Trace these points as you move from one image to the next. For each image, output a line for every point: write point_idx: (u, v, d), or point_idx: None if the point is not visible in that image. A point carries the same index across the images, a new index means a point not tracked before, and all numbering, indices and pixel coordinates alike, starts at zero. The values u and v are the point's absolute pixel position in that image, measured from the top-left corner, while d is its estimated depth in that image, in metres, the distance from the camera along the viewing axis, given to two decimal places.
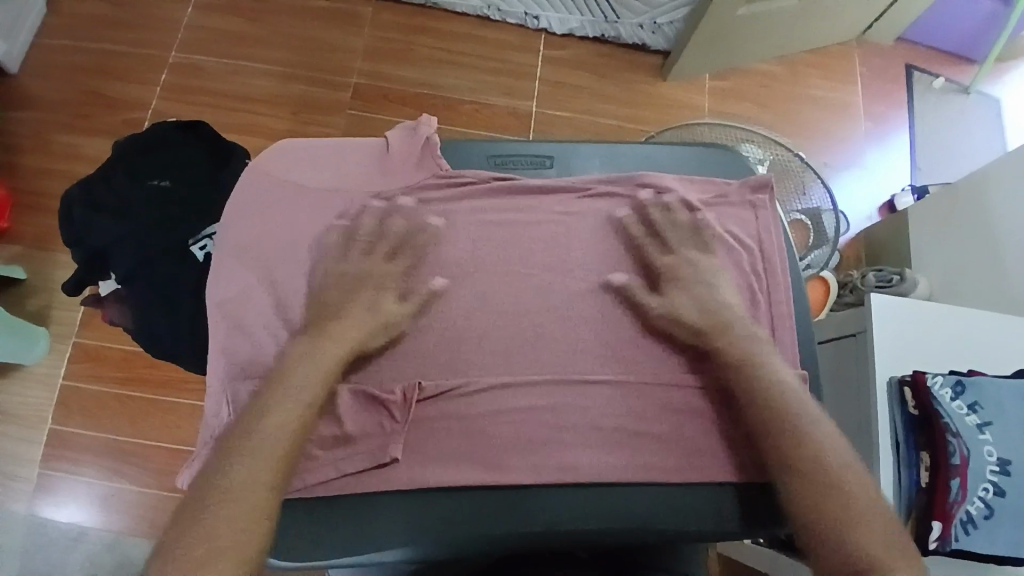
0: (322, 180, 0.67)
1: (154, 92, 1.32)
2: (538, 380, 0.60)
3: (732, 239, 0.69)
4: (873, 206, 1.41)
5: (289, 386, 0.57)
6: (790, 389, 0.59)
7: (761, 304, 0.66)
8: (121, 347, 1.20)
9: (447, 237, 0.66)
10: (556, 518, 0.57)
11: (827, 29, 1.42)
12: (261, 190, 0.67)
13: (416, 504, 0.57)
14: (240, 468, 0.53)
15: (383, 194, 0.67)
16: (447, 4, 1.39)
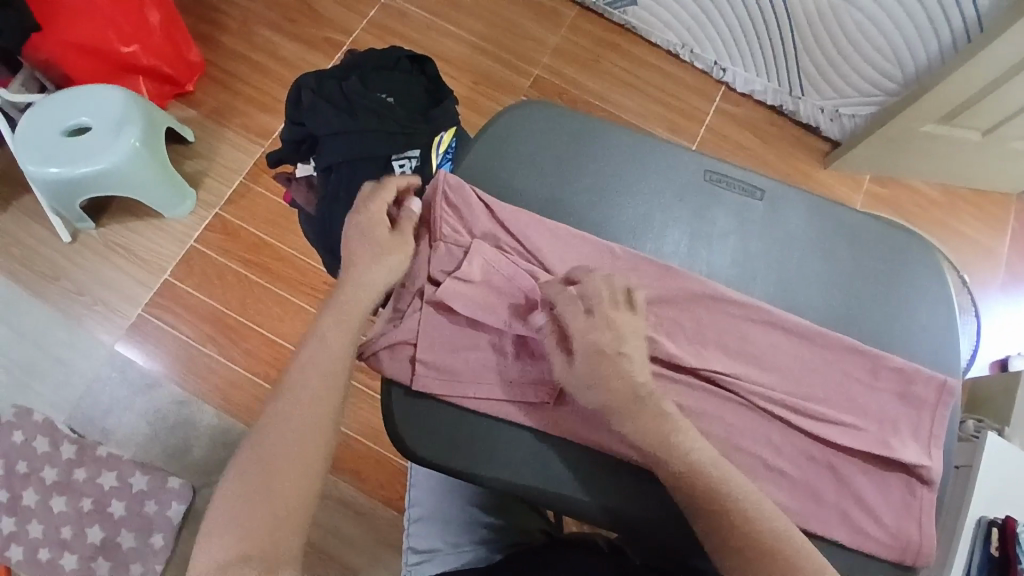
0: (547, 148, 0.72)
1: (359, 21, 1.40)
2: (694, 384, 0.64)
3: (892, 387, 0.66)
4: (988, 359, 1.38)
5: (304, 376, 0.60)
6: (728, 478, 0.57)
7: (928, 406, 0.65)
8: (255, 232, 1.26)
9: (643, 234, 0.71)
10: (663, 514, 0.64)
11: (996, 175, 1.41)
12: (498, 135, 0.73)
13: (547, 442, 0.64)
14: (284, 422, 0.58)
15: (601, 175, 0.72)
16: (644, 32, 1.43)
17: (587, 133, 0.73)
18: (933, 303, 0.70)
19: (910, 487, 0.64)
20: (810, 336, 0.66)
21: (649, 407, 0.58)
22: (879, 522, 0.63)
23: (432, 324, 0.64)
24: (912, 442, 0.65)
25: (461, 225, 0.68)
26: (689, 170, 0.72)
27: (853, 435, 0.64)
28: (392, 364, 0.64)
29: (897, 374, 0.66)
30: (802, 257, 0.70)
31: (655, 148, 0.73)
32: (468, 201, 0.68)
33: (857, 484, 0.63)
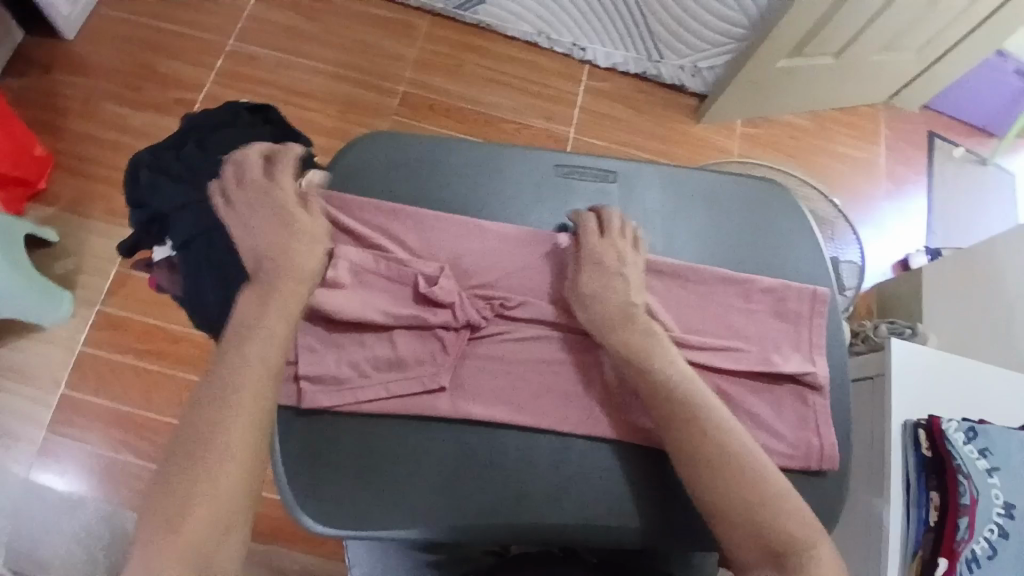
0: (396, 180, 0.71)
1: (208, 76, 1.35)
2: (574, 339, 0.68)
3: (764, 308, 0.70)
4: (888, 264, 1.46)
5: (225, 409, 0.55)
6: (703, 395, 0.61)
7: (804, 318, 0.70)
8: (146, 319, 1.20)
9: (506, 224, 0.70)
10: (571, 518, 0.63)
11: (858, 91, 1.48)
12: (342, 176, 0.71)
13: (449, 428, 0.65)
14: (210, 463, 0.53)
15: (457, 197, 0.71)
16: (499, 27, 1.43)
17: (433, 147, 0.73)
18: (793, 245, 0.74)
19: (804, 401, 0.67)
20: (688, 280, 0.70)
21: (637, 324, 0.64)
22: (783, 442, 0.66)
23: (310, 341, 0.64)
24: (795, 354, 0.68)
25: (315, 234, 0.67)
26: (541, 169, 0.73)
27: (742, 360, 0.67)
28: (275, 392, 0.63)
29: (768, 295, 0.70)
30: (665, 228, 0.73)
31: (503, 149, 0.73)
32: (315, 211, 0.67)
33: (753, 400, 0.66)
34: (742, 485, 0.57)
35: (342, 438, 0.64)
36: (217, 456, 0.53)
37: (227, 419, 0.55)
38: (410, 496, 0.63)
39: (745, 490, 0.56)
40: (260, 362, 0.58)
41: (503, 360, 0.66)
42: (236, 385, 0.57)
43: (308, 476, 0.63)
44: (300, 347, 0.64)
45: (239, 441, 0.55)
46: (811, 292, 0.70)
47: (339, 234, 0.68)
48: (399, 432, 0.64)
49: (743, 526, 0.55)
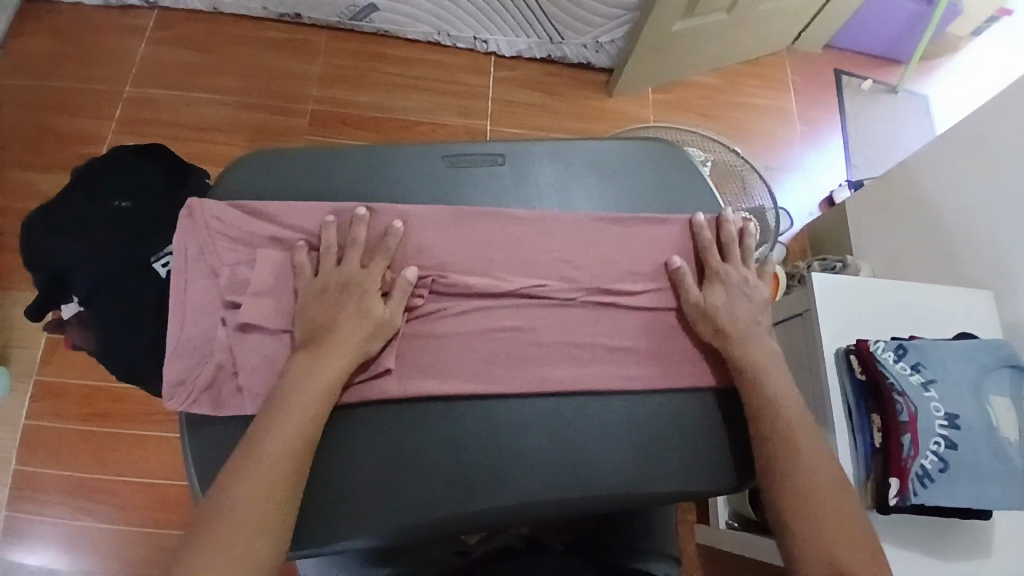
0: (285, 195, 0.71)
1: (110, 127, 1.32)
2: (499, 309, 0.68)
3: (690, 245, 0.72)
4: (815, 204, 1.49)
5: (277, 419, 0.57)
6: (796, 417, 0.64)
7: (729, 247, 0.73)
8: (83, 381, 1.18)
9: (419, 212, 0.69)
10: (523, 496, 0.63)
11: (759, 41, 1.52)
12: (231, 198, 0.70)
13: (400, 413, 0.65)
14: (253, 470, 0.54)
15: (354, 197, 0.71)
16: (397, 33, 1.43)
17: (319, 160, 0.72)
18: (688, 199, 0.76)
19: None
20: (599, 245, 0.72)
21: (751, 341, 0.67)
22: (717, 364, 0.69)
23: (241, 345, 0.64)
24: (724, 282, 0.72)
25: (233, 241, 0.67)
26: (431, 163, 0.73)
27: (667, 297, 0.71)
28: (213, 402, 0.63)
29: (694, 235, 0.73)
30: (561, 200, 0.74)
31: (389, 153, 0.73)
32: (230, 221, 0.67)
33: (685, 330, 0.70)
34: (822, 508, 0.58)
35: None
36: (258, 463, 0.54)
37: (279, 427, 0.57)
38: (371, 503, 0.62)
39: (818, 513, 0.57)
40: (324, 374, 0.60)
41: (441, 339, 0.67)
42: (299, 394, 0.59)
43: None
44: (237, 349, 0.64)
45: (283, 459, 0.55)
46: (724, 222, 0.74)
47: (260, 239, 0.67)
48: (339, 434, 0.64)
49: (813, 543, 0.56)
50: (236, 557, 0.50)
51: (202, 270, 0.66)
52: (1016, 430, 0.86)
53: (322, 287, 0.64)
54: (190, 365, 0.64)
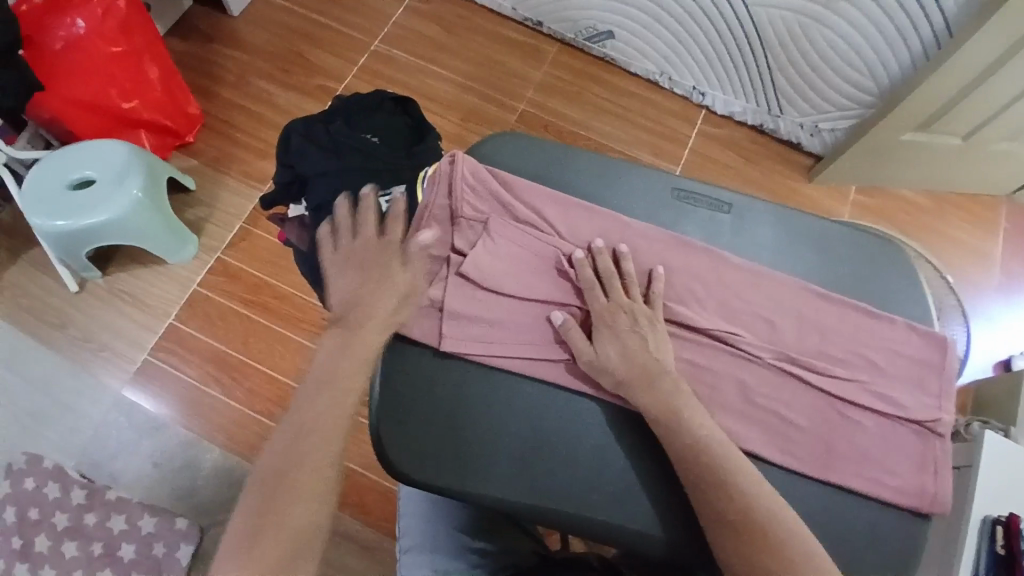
0: (522, 174, 0.77)
1: (350, 69, 1.47)
2: (696, 342, 0.70)
3: (893, 351, 0.70)
4: (988, 361, 1.38)
5: (337, 368, 0.64)
6: (781, 524, 0.58)
7: (934, 365, 0.70)
8: (256, 273, 1.31)
9: (647, 228, 0.73)
10: (620, 518, 0.67)
11: (981, 179, 1.43)
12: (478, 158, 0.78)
13: (556, 397, 0.70)
14: (310, 417, 0.61)
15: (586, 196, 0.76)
16: (623, 63, 1.49)
17: (559, 155, 0.79)
18: (899, 305, 0.74)
19: (923, 437, 0.67)
20: (800, 316, 0.70)
21: (660, 386, 0.65)
22: (893, 473, 0.66)
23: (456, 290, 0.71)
24: (917, 397, 0.69)
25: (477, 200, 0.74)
26: (659, 189, 0.76)
27: (851, 389, 0.68)
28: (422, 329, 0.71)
29: (902, 345, 0.70)
30: (772, 262, 0.74)
31: (624, 170, 0.78)
32: (479, 181, 0.74)
33: (863, 426, 0.67)
34: None
35: (428, 388, 0.70)
36: (314, 411, 0.62)
37: (336, 379, 0.63)
38: (474, 456, 0.68)
39: None
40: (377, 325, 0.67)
41: None
42: (351, 350, 0.65)
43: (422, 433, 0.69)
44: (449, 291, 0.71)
45: (337, 407, 0.62)
46: (937, 337, 0.71)
47: (496, 204, 0.74)
48: (500, 394, 0.70)
49: None
50: (299, 494, 0.58)
51: (443, 212, 0.73)
52: None
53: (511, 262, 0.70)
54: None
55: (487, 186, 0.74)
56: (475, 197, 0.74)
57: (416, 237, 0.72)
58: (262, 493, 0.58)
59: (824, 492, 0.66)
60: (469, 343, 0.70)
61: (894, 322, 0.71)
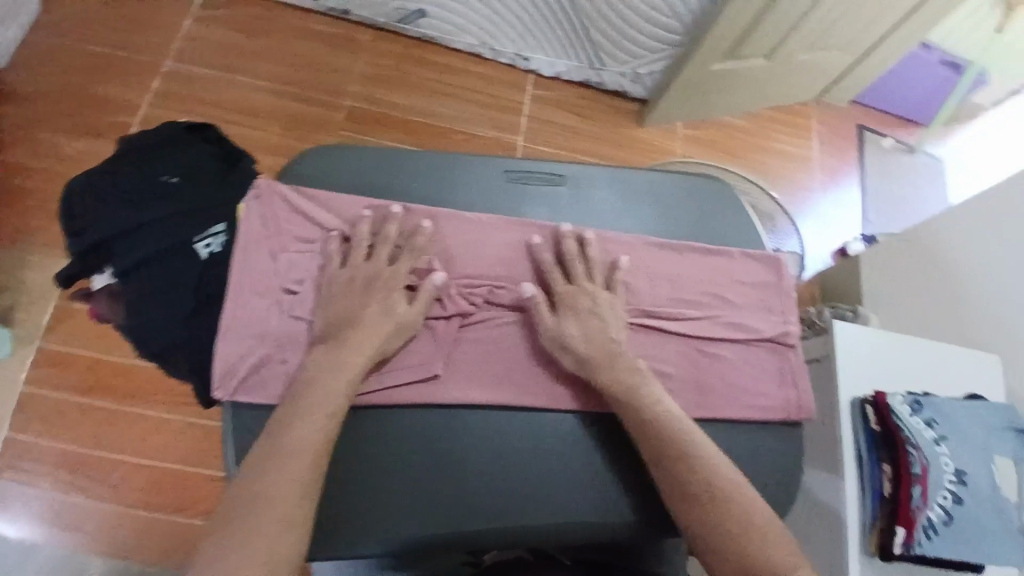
0: (342, 191, 0.71)
1: (146, 99, 1.31)
2: (558, 319, 0.70)
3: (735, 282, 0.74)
4: (827, 251, 1.53)
5: (303, 402, 0.59)
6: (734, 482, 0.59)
7: (772, 285, 0.75)
8: (92, 353, 1.16)
9: (485, 220, 0.72)
10: (538, 516, 0.64)
11: (790, 90, 1.55)
12: (298, 180, 0.72)
13: (431, 414, 0.66)
14: (284, 457, 0.55)
15: (419, 198, 0.72)
16: (443, 40, 1.44)
17: (380, 159, 0.74)
18: (736, 236, 0.78)
19: (778, 352, 0.73)
20: (649, 271, 0.73)
21: (621, 363, 0.65)
22: (761, 395, 0.71)
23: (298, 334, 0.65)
24: (765, 319, 0.74)
25: (299, 229, 0.69)
26: (490, 174, 0.74)
27: (706, 326, 0.72)
28: (271, 386, 0.63)
29: (742, 274, 0.75)
30: (613, 223, 0.75)
31: (456, 160, 0.75)
32: (299, 209, 0.69)
33: (724, 356, 0.71)
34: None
35: None
36: (285, 448, 0.56)
37: (309, 410, 0.58)
38: (371, 498, 0.62)
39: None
40: (359, 356, 0.62)
41: (493, 342, 0.68)
42: (326, 383, 0.60)
43: None
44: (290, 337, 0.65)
45: (316, 438, 0.57)
46: (769, 257, 0.76)
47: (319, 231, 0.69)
48: (375, 427, 0.64)
49: None
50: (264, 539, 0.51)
51: (264, 250, 0.67)
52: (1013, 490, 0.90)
53: (349, 282, 0.66)
54: (238, 349, 0.63)
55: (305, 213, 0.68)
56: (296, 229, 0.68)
57: (241, 284, 0.65)
58: (216, 544, 0.51)
59: (713, 430, 0.69)
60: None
61: (729, 255, 0.75)
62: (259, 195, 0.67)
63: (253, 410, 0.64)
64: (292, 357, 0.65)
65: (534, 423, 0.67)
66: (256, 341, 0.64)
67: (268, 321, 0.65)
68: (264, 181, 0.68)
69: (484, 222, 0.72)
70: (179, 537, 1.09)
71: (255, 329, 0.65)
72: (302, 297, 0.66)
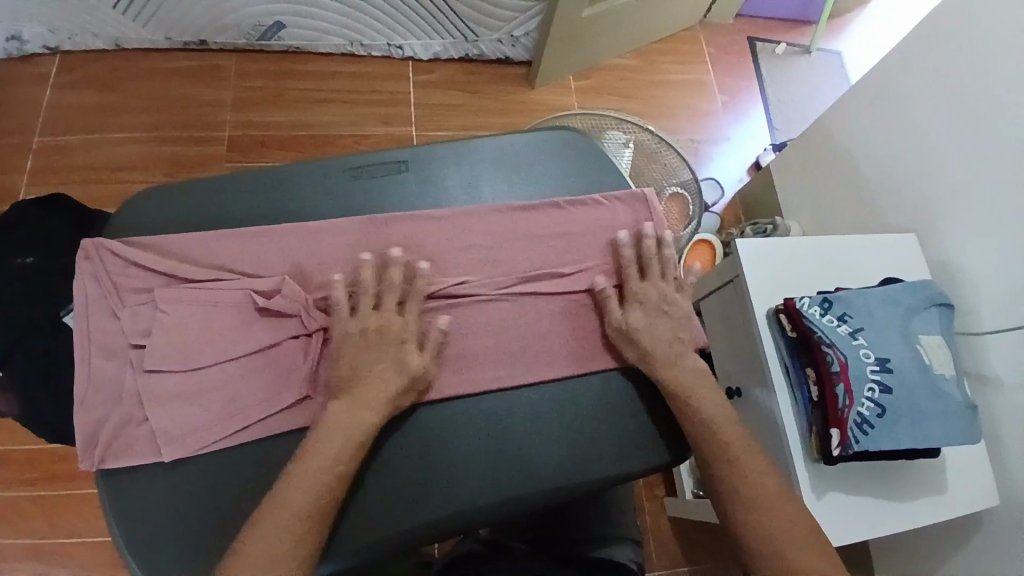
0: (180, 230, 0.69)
1: (18, 178, 1.27)
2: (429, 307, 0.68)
3: (602, 229, 0.74)
4: (743, 170, 1.53)
5: (310, 460, 0.58)
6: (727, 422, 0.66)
7: (642, 223, 0.75)
8: (23, 446, 1.13)
9: (335, 225, 0.69)
10: (456, 501, 0.63)
11: (670, 18, 1.54)
12: (133, 228, 0.69)
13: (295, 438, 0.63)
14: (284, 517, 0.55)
15: (263, 218, 0.70)
16: (310, 48, 1.41)
17: (214, 189, 0.71)
18: (598, 183, 0.77)
19: None
20: (511, 238, 0.72)
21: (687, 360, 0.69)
22: None
23: (154, 388, 0.62)
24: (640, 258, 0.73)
25: (137, 281, 0.65)
26: (334, 176, 0.72)
27: (580, 279, 0.71)
28: (139, 445, 0.62)
29: (608, 219, 0.74)
30: (469, 198, 0.74)
31: (294, 170, 0.72)
32: (134, 262, 0.65)
33: (601, 303, 0.71)
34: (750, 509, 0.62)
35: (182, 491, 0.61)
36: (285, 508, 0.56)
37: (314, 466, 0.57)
38: None
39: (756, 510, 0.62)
40: (365, 410, 0.60)
41: None
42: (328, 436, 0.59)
43: (200, 541, 0.60)
44: (147, 392, 0.62)
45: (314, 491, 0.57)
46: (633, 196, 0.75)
47: (158, 277, 0.65)
48: (247, 461, 0.62)
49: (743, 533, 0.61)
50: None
51: (106, 311, 0.65)
52: (947, 365, 0.88)
53: (361, 334, 0.63)
54: (94, 417, 0.62)
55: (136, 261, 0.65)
56: (134, 281, 0.65)
57: (87, 352, 0.64)
58: None
59: (606, 378, 0.69)
60: (190, 436, 0.62)
61: (591, 204, 0.74)
62: (89, 256, 0.65)
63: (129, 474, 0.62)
64: (150, 413, 0.62)
65: (420, 418, 0.66)
66: (111, 406, 0.63)
67: (123, 381, 0.64)
68: (89, 240, 0.65)
69: (333, 227, 0.69)
70: None
71: (113, 392, 0.64)
72: (147, 351, 0.63)
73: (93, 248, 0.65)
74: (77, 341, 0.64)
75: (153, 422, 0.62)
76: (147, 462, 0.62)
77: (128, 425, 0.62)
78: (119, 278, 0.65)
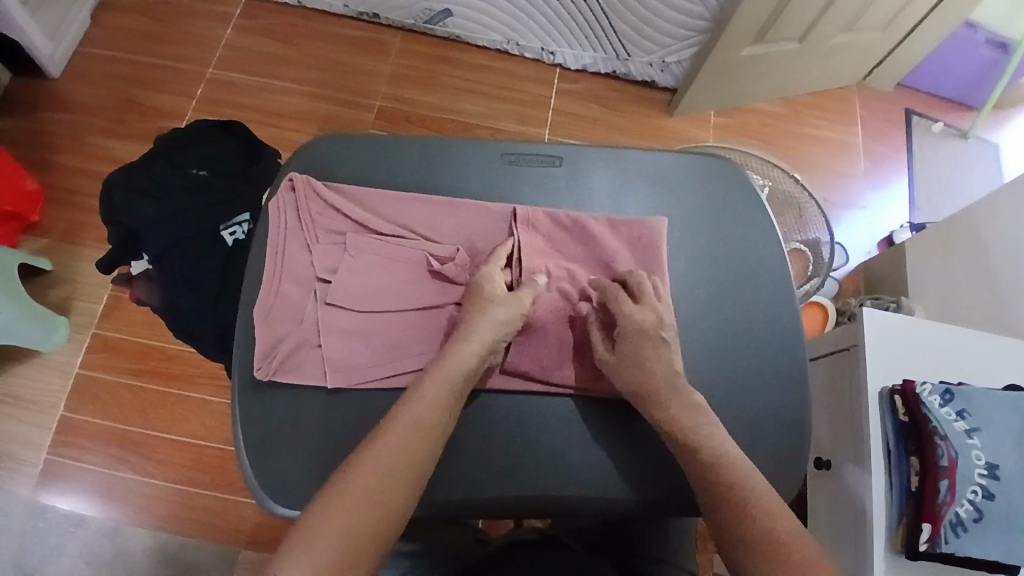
0: (363, 181, 0.72)
1: (189, 104, 1.40)
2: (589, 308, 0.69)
3: (742, 269, 0.73)
4: (872, 242, 1.45)
5: (393, 435, 0.57)
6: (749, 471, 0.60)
7: (778, 272, 0.74)
8: (138, 339, 1.24)
9: (489, 203, 0.72)
10: (555, 488, 0.64)
11: (829, 73, 1.49)
12: (313, 165, 0.73)
13: None
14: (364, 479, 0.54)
15: (433, 186, 0.73)
16: (468, 38, 1.47)
17: (384, 143, 0.74)
18: (743, 219, 0.75)
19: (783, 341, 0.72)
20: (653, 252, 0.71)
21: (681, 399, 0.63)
22: (762, 382, 0.70)
23: (331, 319, 0.65)
24: (767, 303, 0.73)
25: (332, 221, 0.68)
26: (489, 156, 0.74)
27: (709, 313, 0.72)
28: (308, 370, 0.64)
29: (747, 261, 0.74)
30: (613, 204, 0.75)
31: (453, 143, 0.75)
32: (332, 204, 0.69)
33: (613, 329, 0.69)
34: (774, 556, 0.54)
35: (305, 419, 0.63)
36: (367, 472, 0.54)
37: (395, 441, 0.56)
38: None
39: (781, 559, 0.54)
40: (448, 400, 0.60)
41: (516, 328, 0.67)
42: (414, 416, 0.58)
43: (308, 469, 0.62)
44: (325, 321, 0.65)
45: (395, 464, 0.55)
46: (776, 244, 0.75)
47: (350, 222, 0.69)
48: (378, 406, 0.64)
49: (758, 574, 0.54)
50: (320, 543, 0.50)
51: (299, 241, 0.68)
52: None
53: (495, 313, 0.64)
54: (275, 334, 0.65)
55: (335, 202, 0.69)
56: (327, 219, 0.69)
57: (279, 274, 0.66)
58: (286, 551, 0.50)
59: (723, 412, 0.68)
60: (355, 371, 0.64)
61: (735, 244, 0.74)
62: (294, 190, 0.69)
63: (288, 391, 0.64)
64: (326, 341, 0.64)
65: (541, 408, 0.67)
66: (291, 329, 0.65)
67: (304, 308, 0.66)
68: (301, 173, 0.70)
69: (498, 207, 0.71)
70: (216, 515, 1.15)
71: (292, 315, 0.66)
72: (333, 284, 0.66)
73: (302, 181, 0.69)
74: (271, 263, 0.67)
75: (327, 350, 0.64)
76: (312, 386, 0.64)
77: (301, 347, 0.64)
78: (316, 213, 0.69)
